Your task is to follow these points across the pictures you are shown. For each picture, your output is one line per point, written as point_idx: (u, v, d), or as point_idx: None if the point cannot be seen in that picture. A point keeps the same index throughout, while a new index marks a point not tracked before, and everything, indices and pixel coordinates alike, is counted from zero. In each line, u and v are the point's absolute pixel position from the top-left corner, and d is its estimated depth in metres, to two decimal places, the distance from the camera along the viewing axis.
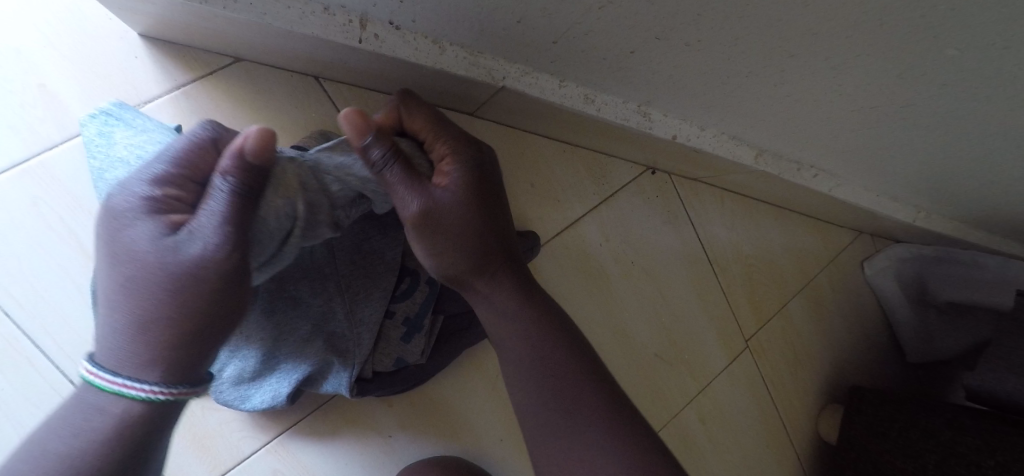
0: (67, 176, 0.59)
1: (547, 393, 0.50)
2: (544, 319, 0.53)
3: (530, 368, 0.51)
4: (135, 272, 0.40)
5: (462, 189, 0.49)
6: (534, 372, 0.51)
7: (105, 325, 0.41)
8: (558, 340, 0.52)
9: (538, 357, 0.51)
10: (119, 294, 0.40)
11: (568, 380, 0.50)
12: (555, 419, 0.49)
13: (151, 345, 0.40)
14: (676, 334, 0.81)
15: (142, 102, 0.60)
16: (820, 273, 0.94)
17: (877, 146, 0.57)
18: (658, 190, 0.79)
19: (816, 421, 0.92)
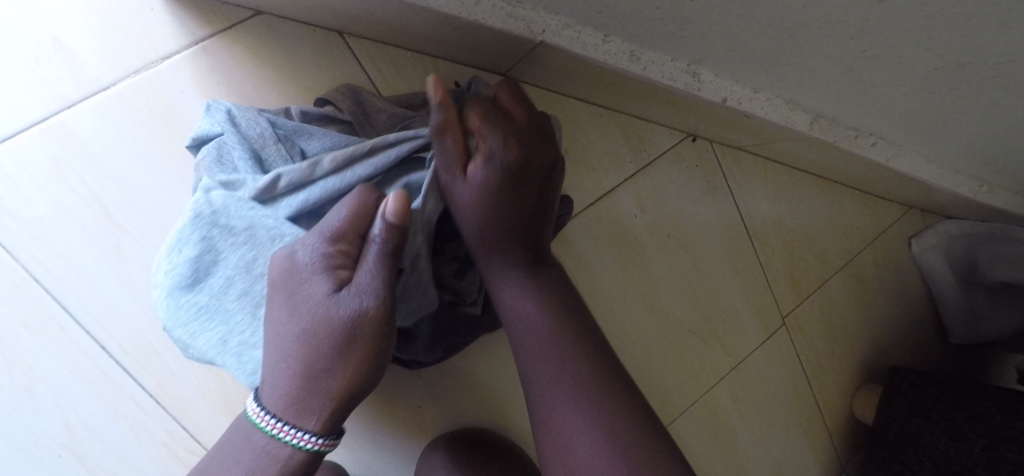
0: (88, 136, 0.57)
1: (563, 406, 0.50)
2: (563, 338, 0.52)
3: (546, 388, 0.51)
4: (305, 353, 0.42)
5: (507, 190, 0.52)
6: (550, 381, 0.51)
7: (301, 311, 0.42)
8: (603, 362, 0.52)
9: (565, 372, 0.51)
10: (296, 333, 0.42)
11: (595, 393, 0.50)
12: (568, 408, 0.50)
13: (300, 388, 0.42)
14: (710, 308, 0.77)
15: (161, 56, 0.57)
16: (865, 250, 0.89)
17: (951, 110, 0.53)
18: (698, 159, 0.74)
19: (852, 401, 0.89)
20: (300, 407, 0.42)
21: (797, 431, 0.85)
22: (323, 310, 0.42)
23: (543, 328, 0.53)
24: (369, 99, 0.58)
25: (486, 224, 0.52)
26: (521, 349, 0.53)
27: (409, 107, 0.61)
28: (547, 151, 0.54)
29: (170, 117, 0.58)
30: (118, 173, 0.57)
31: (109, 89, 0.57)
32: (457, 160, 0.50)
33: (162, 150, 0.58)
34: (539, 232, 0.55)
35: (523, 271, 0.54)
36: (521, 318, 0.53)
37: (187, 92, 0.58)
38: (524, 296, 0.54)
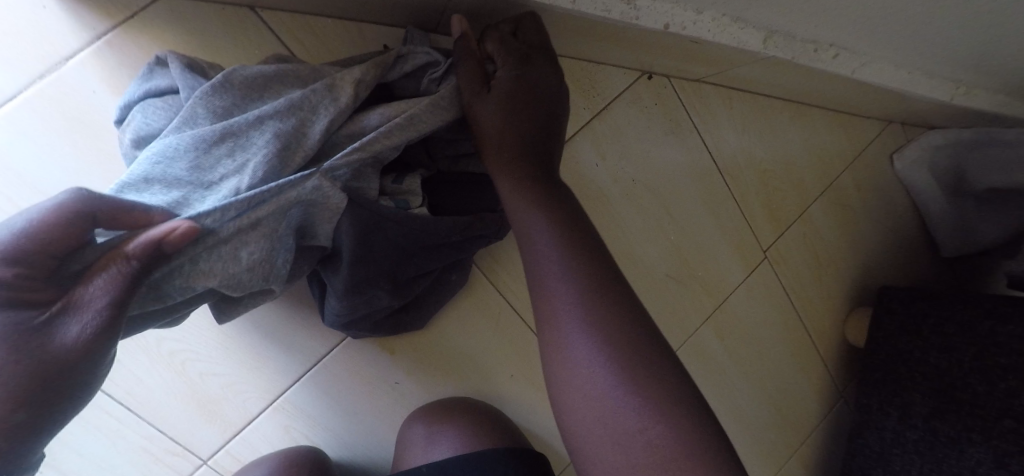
0: (4, 150, 0.54)
1: (574, 329, 0.42)
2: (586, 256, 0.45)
3: (568, 311, 0.43)
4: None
5: (517, 109, 0.50)
6: (567, 295, 0.43)
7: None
8: (624, 299, 0.44)
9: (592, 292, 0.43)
10: None
11: (615, 335, 0.42)
12: (581, 350, 0.41)
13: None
14: (687, 250, 0.75)
15: (63, 56, 0.54)
16: (844, 172, 0.86)
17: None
18: (655, 97, 0.71)
19: (845, 328, 0.87)
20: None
21: (790, 364, 0.84)
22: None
23: (558, 259, 0.44)
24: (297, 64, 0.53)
25: (505, 145, 0.49)
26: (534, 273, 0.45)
27: None
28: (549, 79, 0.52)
29: (89, 120, 0.55)
30: (46, 185, 0.55)
31: (16, 99, 0.53)
32: (468, 89, 0.48)
33: (88, 155, 0.55)
34: (547, 161, 0.51)
35: (530, 189, 0.48)
36: (533, 225, 0.46)
37: (100, 91, 0.55)
38: (521, 210, 0.47)
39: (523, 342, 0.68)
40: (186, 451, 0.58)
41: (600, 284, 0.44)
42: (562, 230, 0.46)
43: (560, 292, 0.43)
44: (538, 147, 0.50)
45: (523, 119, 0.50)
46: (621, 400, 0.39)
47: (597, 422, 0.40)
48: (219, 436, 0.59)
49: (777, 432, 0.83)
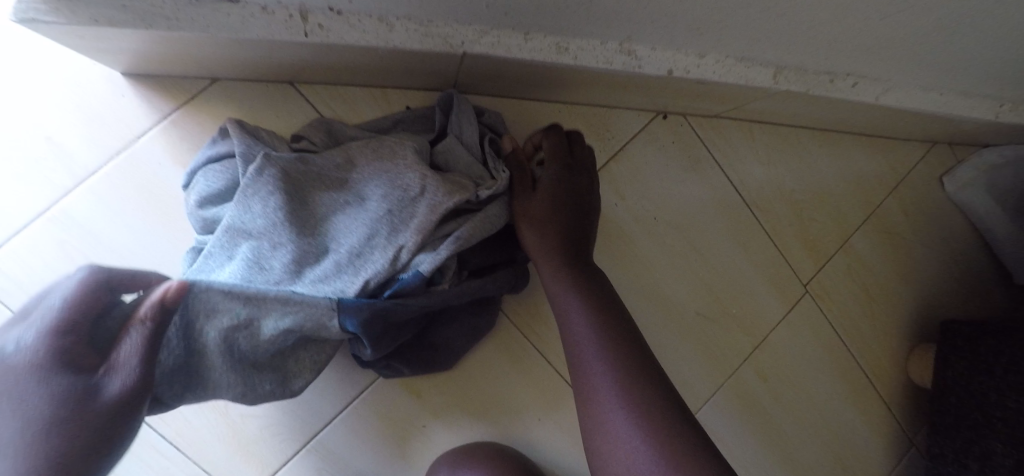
0: (87, 217, 0.60)
1: (619, 416, 0.48)
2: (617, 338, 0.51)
3: (597, 379, 0.50)
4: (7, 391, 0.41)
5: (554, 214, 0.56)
6: (608, 386, 0.49)
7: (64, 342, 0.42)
8: (657, 380, 0.49)
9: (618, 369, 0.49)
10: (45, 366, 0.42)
11: (657, 415, 0.47)
12: (627, 435, 0.47)
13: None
14: (719, 286, 0.73)
15: (135, 136, 0.61)
16: (889, 198, 0.81)
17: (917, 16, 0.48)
18: (674, 136, 0.71)
19: (906, 365, 0.81)
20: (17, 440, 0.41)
21: (844, 404, 0.79)
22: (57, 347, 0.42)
23: (597, 351, 0.51)
24: (340, 128, 0.59)
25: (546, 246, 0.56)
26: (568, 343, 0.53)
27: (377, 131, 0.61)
28: (581, 178, 0.59)
29: (155, 188, 0.62)
30: (119, 247, 0.61)
31: (97, 173, 0.61)
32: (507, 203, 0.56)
33: (155, 219, 0.62)
34: (581, 247, 0.57)
35: (573, 287, 0.54)
36: (575, 329, 0.53)
37: (165, 164, 0.62)
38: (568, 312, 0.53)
39: (551, 386, 0.68)
40: None
41: (640, 368, 0.50)
42: (604, 323, 0.52)
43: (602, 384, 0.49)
44: (573, 237, 0.57)
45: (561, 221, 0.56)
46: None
47: (614, 471, 0.47)
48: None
49: None
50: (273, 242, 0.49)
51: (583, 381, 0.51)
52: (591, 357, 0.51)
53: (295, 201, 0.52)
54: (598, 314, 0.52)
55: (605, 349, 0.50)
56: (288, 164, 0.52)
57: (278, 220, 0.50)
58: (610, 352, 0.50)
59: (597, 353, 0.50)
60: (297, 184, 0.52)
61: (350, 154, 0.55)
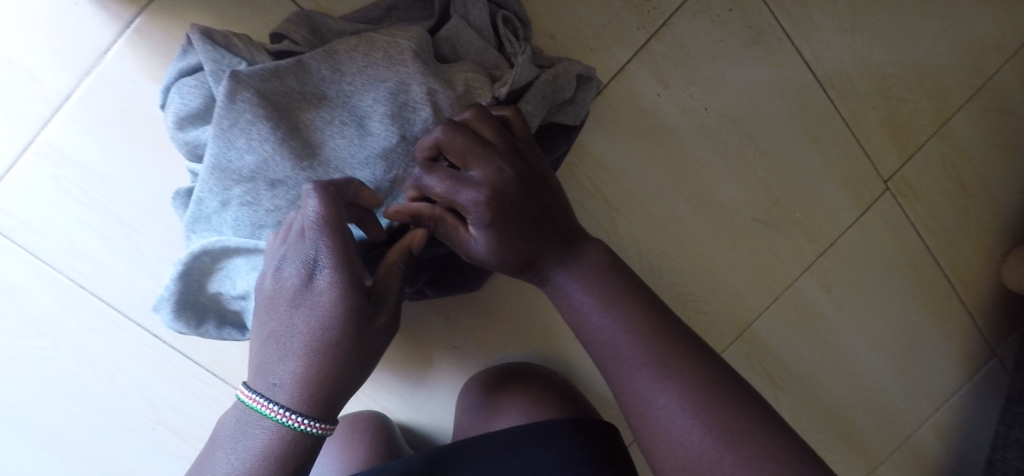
0: (71, 146, 0.57)
1: (648, 387, 0.39)
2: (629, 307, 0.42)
3: (613, 353, 0.41)
4: (285, 325, 0.41)
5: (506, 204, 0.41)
6: (631, 357, 0.40)
7: (294, 305, 0.41)
8: (681, 338, 0.41)
9: (634, 342, 0.40)
10: (298, 305, 0.41)
11: (692, 381, 0.39)
12: (658, 403, 0.39)
13: (301, 374, 0.41)
14: (781, 188, 0.63)
15: (101, 51, 0.55)
16: (1006, 70, 0.66)
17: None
18: (730, 3, 0.58)
19: (1003, 270, 0.69)
20: (311, 390, 0.41)
21: (924, 316, 0.69)
22: (316, 306, 0.41)
23: (605, 321, 0.41)
24: (323, 22, 0.51)
25: (498, 248, 0.42)
26: (576, 324, 0.43)
27: (368, 22, 0.53)
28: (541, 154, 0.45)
29: (133, 110, 0.57)
30: (107, 178, 0.58)
31: (71, 98, 0.56)
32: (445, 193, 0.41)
33: (142, 143, 0.57)
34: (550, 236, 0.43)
35: (563, 265, 0.43)
36: (583, 310, 0.42)
37: (139, 80, 0.56)
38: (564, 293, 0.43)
39: None
40: None
41: (660, 328, 0.41)
42: (610, 289, 0.42)
43: (614, 353, 0.41)
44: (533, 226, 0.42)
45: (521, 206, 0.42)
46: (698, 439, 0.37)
47: (658, 451, 0.39)
48: None
49: (903, 395, 0.70)
50: (270, 179, 0.45)
51: (601, 357, 0.42)
52: (594, 331, 0.42)
53: (282, 124, 0.45)
54: (601, 284, 0.43)
55: (614, 320, 0.41)
56: (264, 84, 0.45)
57: (267, 153, 0.45)
58: (624, 314, 0.41)
59: (606, 322, 0.41)
60: (280, 104, 0.45)
61: (334, 56, 0.47)
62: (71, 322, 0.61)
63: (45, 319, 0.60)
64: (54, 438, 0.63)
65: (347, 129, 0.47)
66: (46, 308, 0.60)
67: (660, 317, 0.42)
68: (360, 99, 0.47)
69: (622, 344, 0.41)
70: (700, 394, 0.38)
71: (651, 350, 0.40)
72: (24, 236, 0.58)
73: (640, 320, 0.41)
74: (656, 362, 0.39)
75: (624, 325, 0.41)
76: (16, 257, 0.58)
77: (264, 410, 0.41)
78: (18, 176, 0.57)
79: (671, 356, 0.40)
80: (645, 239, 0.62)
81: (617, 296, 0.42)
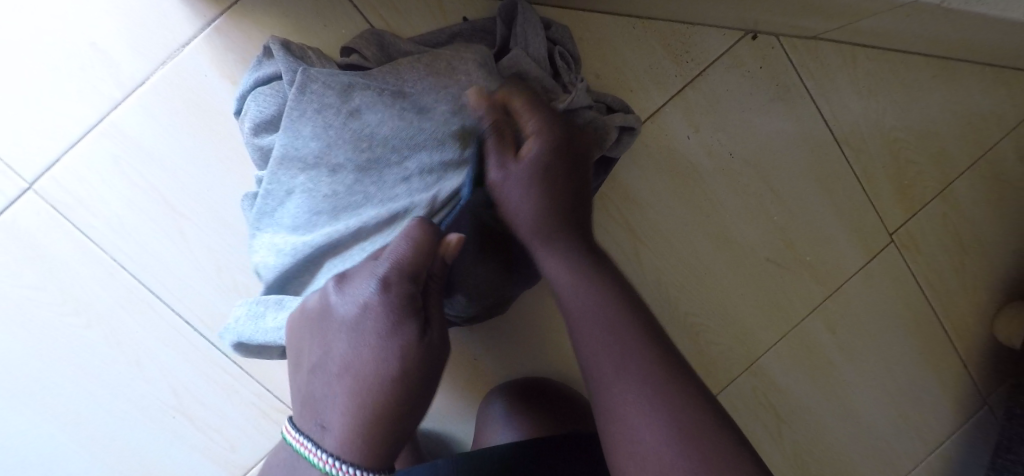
0: (137, 130, 0.59)
1: (633, 411, 0.40)
2: (617, 316, 0.44)
3: (604, 368, 0.42)
4: (337, 364, 0.43)
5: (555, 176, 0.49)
6: (620, 377, 0.41)
7: (340, 331, 0.44)
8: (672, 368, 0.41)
9: (615, 348, 0.42)
10: (356, 344, 0.43)
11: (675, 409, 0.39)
12: (639, 427, 0.40)
13: (348, 418, 0.42)
14: (793, 232, 0.67)
15: (179, 45, 0.59)
16: (1004, 140, 0.71)
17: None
18: (760, 58, 0.63)
19: (993, 327, 0.74)
20: (365, 437, 0.42)
21: (919, 363, 0.73)
22: (368, 344, 0.43)
23: (600, 336, 0.43)
24: (392, 42, 0.54)
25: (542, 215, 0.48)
26: (570, 318, 0.46)
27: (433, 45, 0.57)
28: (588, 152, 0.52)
29: (200, 101, 0.60)
30: (164, 163, 0.60)
31: (145, 84, 0.59)
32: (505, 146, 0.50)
33: (204, 135, 0.60)
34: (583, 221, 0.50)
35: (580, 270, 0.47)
36: (582, 321, 0.45)
37: (210, 75, 0.59)
38: (570, 300, 0.46)
39: None
40: None
41: (653, 355, 0.42)
42: (610, 310, 0.44)
43: (605, 369, 0.42)
44: (572, 207, 0.50)
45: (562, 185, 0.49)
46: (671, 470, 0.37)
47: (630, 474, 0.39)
48: None
49: (898, 438, 0.73)
50: (332, 163, 0.49)
51: (593, 373, 0.44)
52: (589, 345, 0.44)
53: (341, 114, 0.49)
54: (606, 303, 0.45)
55: (608, 339, 0.43)
56: (331, 79, 0.48)
57: (329, 140, 0.49)
58: (617, 338, 0.43)
59: (600, 338, 0.43)
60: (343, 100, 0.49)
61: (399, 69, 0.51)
62: (109, 302, 0.61)
63: (83, 295, 0.61)
64: (71, 417, 0.63)
65: (404, 125, 0.50)
66: (84, 283, 0.61)
67: (656, 344, 0.43)
68: (422, 99, 0.51)
69: (613, 363, 0.42)
70: (661, 396, 0.40)
71: (640, 372, 0.41)
72: (76, 212, 0.60)
73: (632, 345, 0.42)
74: (643, 385, 0.41)
75: (616, 346, 0.42)
76: (65, 232, 0.60)
77: (312, 458, 0.43)
78: (82, 156, 0.59)
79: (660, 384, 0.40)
80: (664, 269, 0.65)
81: (618, 319, 0.44)
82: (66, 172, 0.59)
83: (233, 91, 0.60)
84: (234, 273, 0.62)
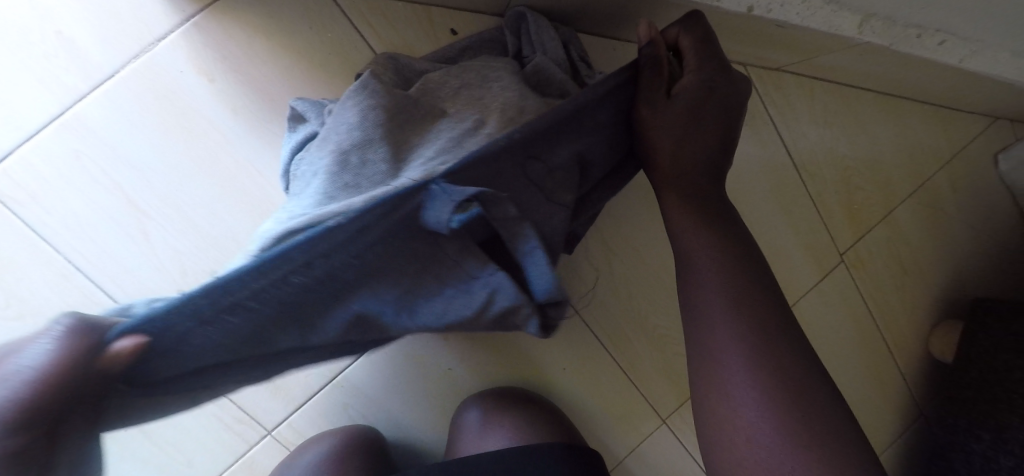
0: (101, 125, 0.57)
1: (735, 363, 0.40)
2: (742, 286, 0.42)
3: (716, 313, 0.42)
4: None
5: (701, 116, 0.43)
6: (727, 324, 0.41)
7: None
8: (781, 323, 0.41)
9: (730, 294, 0.42)
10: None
11: (774, 363, 0.40)
12: (739, 378, 0.40)
13: None
14: (756, 250, 0.71)
15: (154, 38, 0.56)
16: (938, 172, 0.78)
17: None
18: None
19: (929, 342, 0.80)
20: None
21: (865, 376, 0.78)
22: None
23: (715, 280, 0.42)
24: (407, 63, 0.53)
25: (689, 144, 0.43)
26: (687, 266, 0.44)
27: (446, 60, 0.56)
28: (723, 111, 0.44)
29: (173, 98, 0.57)
30: (130, 159, 0.57)
31: (114, 77, 0.56)
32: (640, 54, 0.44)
33: (175, 132, 0.58)
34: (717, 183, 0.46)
35: (708, 220, 0.44)
36: (696, 263, 0.43)
37: (185, 71, 0.57)
38: (683, 246, 0.44)
39: (577, 335, 0.67)
40: (251, 419, 0.61)
41: (764, 311, 0.41)
42: (730, 261, 0.43)
43: (715, 313, 0.42)
44: (709, 165, 0.45)
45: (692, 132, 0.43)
46: (771, 420, 0.38)
47: (727, 418, 0.40)
48: (283, 409, 0.62)
49: None
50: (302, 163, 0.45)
51: (695, 318, 0.43)
52: (698, 286, 0.43)
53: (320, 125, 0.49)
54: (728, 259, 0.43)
55: (722, 289, 0.42)
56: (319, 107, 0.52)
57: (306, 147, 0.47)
58: (730, 289, 0.42)
59: (715, 282, 0.42)
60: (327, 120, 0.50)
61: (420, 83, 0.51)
62: (59, 307, 0.57)
63: (28, 297, 0.57)
64: None
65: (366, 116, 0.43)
66: (31, 285, 0.56)
67: (767, 301, 0.42)
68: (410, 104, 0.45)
69: (723, 309, 0.41)
70: (770, 349, 0.40)
71: (755, 322, 0.41)
72: (26, 209, 0.56)
73: (744, 295, 0.42)
74: (756, 330, 0.41)
75: (728, 298, 0.41)
76: (13, 229, 0.56)
77: None
78: (37, 148, 0.56)
79: (774, 336, 0.41)
80: (636, 282, 0.68)
81: (732, 269, 0.43)
82: (17, 166, 0.55)
83: (210, 89, 0.58)
84: (200, 277, 0.59)
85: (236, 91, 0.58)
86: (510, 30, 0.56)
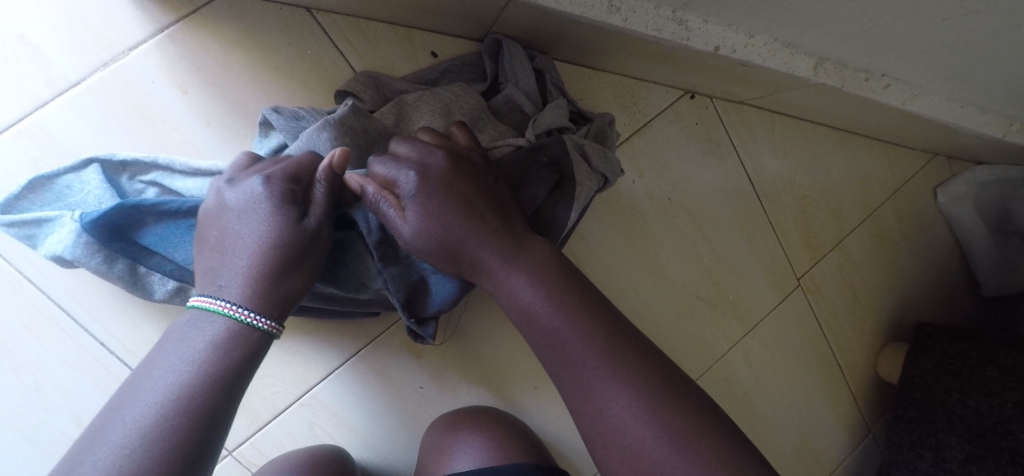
0: (64, 134, 0.55)
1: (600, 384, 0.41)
2: (585, 313, 0.44)
3: (557, 335, 0.43)
4: None
5: (449, 202, 0.46)
6: (574, 345, 0.43)
7: None
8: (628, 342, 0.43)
9: (570, 321, 0.43)
10: None
11: (634, 383, 0.41)
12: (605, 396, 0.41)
13: None
14: (719, 272, 0.74)
15: (125, 47, 0.55)
16: (885, 202, 0.84)
17: (975, 27, 0.48)
18: (697, 116, 0.70)
19: (876, 362, 0.85)
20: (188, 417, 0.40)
21: (818, 394, 0.82)
22: None
23: (547, 307, 0.44)
24: (388, 83, 0.58)
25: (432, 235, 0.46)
26: (514, 296, 0.46)
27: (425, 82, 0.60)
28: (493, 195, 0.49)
29: (143, 108, 0.56)
30: None
31: (80, 85, 0.55)
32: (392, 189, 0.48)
33: (142, 142, 0.56)
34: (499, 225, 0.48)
35: (509, 256, 0.46)
36: (529, 297, 0.45)
37: (158, 82, 0.56)
38: (505, 279, 0.46)
39: None
40: None
41: (605, 332, 0.43)
42: (563, 294, 0.44)
43: (557, 333, 0.43)
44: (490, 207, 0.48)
45: (449, 221, 0.46)
46: (643, 437, 0.40)
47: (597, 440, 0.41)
48: (249, 427, 0.60)
49: (803, 463, 0.81)
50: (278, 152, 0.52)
51: (545, 345, 0.44)
52: (531, 317, 0.44)
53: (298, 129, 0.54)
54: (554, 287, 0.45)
55: (534, 306, 0.44)
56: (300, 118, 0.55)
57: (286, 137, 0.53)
58: (567, 314, 0.43)
59: (552, 309, 0.44)
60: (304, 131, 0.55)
61: (404, 108, 0.56)
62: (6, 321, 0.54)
63: None
64: None
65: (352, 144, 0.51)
66: None
67: (607, 325, 0.44)
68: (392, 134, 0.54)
69: (565, 330, 0.43)
70: (621, 367, 0.42)
71: (593, 340, 0.43)
72: None
73: (582, 317, 0.44)
74: (598, 347, 0.42)
75: (566, 322, 0.43)
76: None
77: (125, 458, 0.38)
78: None
79: (621, 356, 0.42)
80: None
81: (568, 299, 0.44)
82: None
83: (182, 101, 0.57)
84: None
85: (210, 104, 0.57)
86: (489, 55, 0.60)
